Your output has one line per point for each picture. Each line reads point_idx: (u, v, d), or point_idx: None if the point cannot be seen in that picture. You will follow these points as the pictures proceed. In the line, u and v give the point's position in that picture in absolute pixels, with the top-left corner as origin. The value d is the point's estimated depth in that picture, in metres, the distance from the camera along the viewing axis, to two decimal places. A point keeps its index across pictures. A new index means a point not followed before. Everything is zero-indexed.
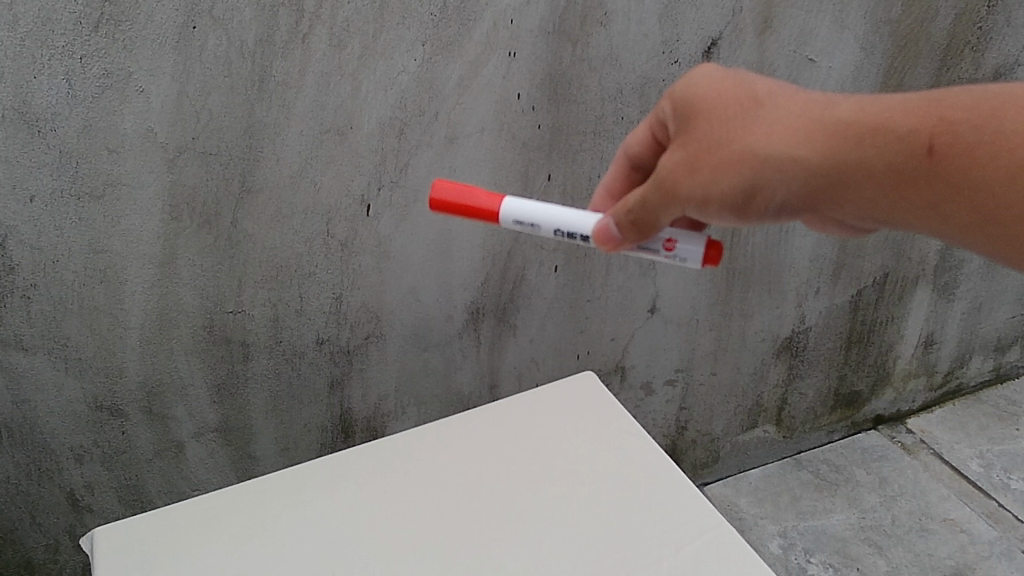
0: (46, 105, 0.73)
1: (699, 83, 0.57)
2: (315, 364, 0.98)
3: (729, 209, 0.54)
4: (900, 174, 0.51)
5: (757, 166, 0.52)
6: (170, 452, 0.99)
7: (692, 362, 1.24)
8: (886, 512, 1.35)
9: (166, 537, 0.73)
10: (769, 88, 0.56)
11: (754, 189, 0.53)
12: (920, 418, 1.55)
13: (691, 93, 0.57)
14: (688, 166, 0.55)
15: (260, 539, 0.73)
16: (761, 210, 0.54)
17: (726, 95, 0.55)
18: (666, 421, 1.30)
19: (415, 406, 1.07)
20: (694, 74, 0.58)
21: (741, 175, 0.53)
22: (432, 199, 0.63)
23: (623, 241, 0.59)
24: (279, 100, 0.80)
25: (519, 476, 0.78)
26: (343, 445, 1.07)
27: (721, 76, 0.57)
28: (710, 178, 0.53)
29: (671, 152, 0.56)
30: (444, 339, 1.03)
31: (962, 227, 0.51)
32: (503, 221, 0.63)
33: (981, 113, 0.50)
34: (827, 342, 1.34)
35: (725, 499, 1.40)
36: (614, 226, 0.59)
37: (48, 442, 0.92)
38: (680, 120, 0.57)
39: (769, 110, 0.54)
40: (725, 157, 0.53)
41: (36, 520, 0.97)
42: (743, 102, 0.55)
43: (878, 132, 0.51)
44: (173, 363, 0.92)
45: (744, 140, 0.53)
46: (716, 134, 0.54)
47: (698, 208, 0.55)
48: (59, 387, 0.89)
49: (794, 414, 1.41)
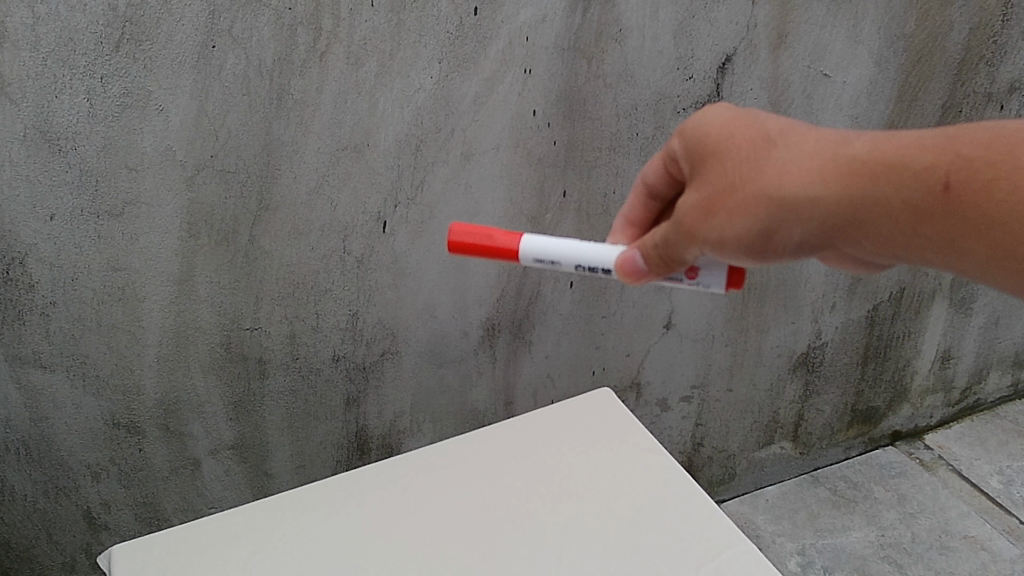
0: (66, 125, 0.74)
1: (710, 124, 0.57)
2: (331, 381, 0.98)
3: (747, 248, 0.54)
4: (917, 211, 0.50)
5: (772, 208, 0.52)
6: (186, 470, 0.99)
7: (708, 377, 1.23)
8: (906, 529, 1.34)
9: (184, 555, 0.73)
10: (782, 126, 0.55)
11: (769, 230, 0.53)
12: (938, 434, 1.53)
13: (703, 133, 0.57)
14: (704, 208, 0.55)
15: (278, 556, 0.73)
16: (779, 249, 0.54)
17: (738, 136, 0.55)
18: (682, 437, 1.29)
19: (431, 422, 1.07)
20: (706, 114, 0.58)
21: (757, 217, 0.53)
22: (451, 241, 0.63)
23: (649, 273, 0.59)
24: (297, 117, 0.80)
25: (537, 493, 0.77)
26: (359, 462, 1.07)
27: (733, 115, 0.57)
28: (726, 220, 0.54)
29: (687, 193, 0.56)
30: (459, 355, 1.03)
31: (982, 263, 0.50)
32: (522, 259, 0.63)
33: (998, 148, 0.49)
34: (844, 357, 1.33)
35: (742, 516, 1.39)
36: (639, 256, 0.59)
37: (66, 460, 0.92)
38: (694, 161, 0.57)
39: (781, 150, 0.53)
40: (740, 201, 0.53)
41: (53, 538, 0.97)
42: (755, 142, 0.54)
43: (893, 171, 0.50)
44: (190, 381, 0.92)
45: (758, 182, 0.53)
46: (730, 177, 0.54)
47: (716, 249, 0.55)
48: (77, 404, 0.89)
49: (810, 430, 1.40)
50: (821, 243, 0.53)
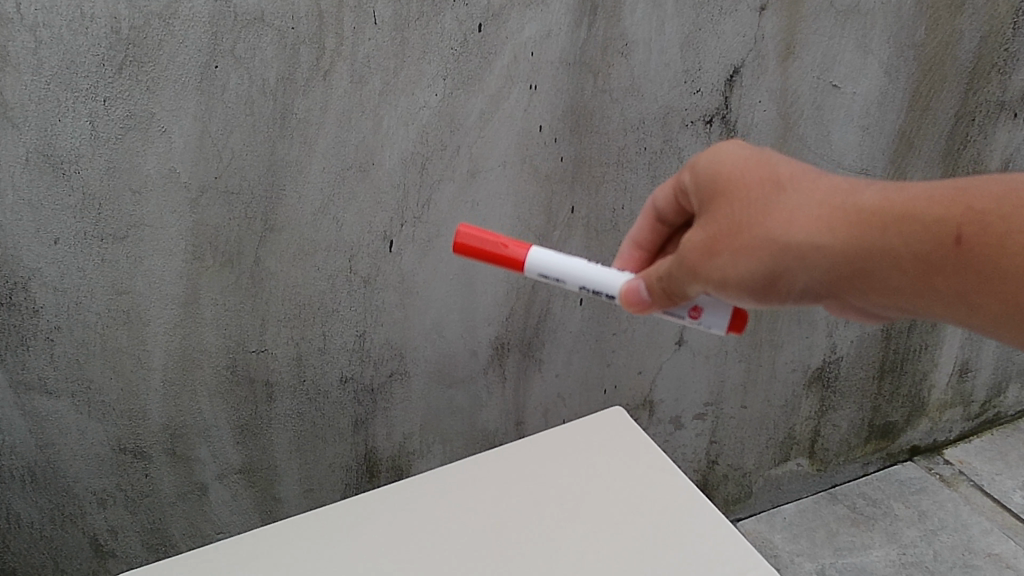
0: (69, 148, 0.73)
1: (722, 161, 0.56)
2: (339, 403, 0.97)
3: (749, 292, 0.53)
4: (926, 263, 0.48)
5: (778, 250, 0.51)
6: (193, 495, 0.97)
7: (721, 394, 1.21)
8: (928, 547, 1.31)
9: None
10: (792, 170, 0.54)
11: (774, 274, 0.51)
12: (957, 448, 1.50)
13: (713, 170, 0.56)
14: (709, 246, 0.54)
15: None
16: (783, 294, 0.52)
17: (748, 177, 0.54)
18: (696, 456, 1.27)
19: (441, 443, 1.06)
20: (719, 151, 0.57)
21: (760, 259, 0.51)
22: (456, 242, 0.61)
23: (652, 304, 0.58)
24: (301, 137, 0.79)
25: (547, 517, 0.75)
26: (368, 485, 1.06)
27: (745, 155, 0.56)
28: (730, 260, 0.52)
29: (694, 229, 0.55)
30: (468, 374, 1.02)
31: (994, 318, 0.48)
32: (528, 271, 0.61)
33: (1011, 200, 0.47)
34: (859, 371, 1.31)
35: (758, 536, 1.36)
36: (643, 287, 0.58)
37: (71, 486, 0.91)
38: (703, 198, 0.56)
39: (790, 192, 0.52)
40: (745, 241, 0.52)
41: (59, 566, 0.96)
42: (764, 184, 0.53)
43: (904, 222, 0.49)
44: (197, 404, 0.91)
45: (764, 225, 0.52)
46: (737, 217, 0.53)
47: (720, 289, 0.53)
48: (82, 430, 0.88)
49: (827, 446, 1.38)
50: (828, 289, 0.52)
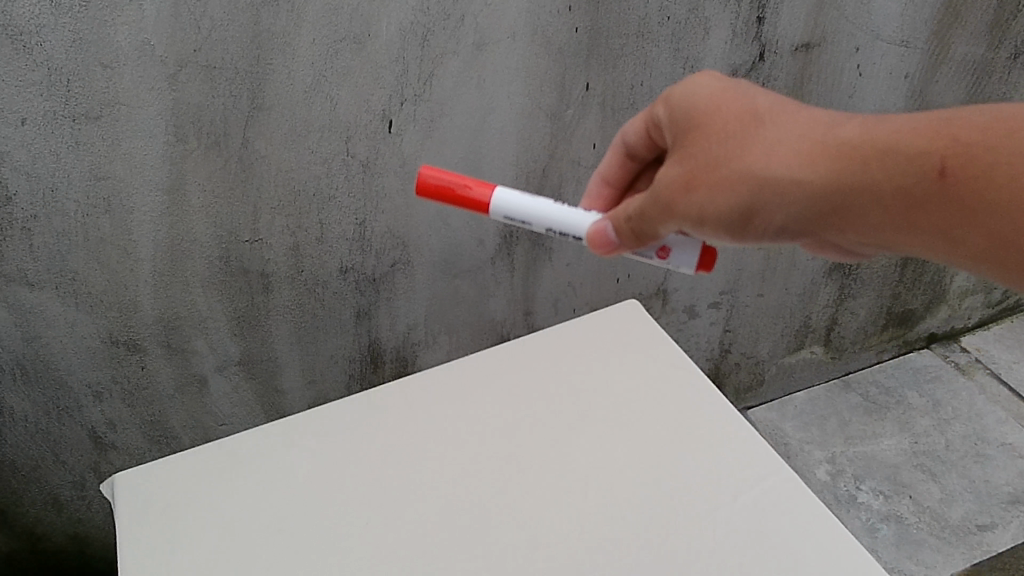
0: (28, 16, 0.65)
1: (699, 95, 0.57)
2: (339, 294, 0.92)
3: (726, 227, 0.54)
4: (908, 195, 0.49)
5: (754, 186, 0.52)
6: (192, 387, 0.94)
7: (738, 283, 1.17)
8: (940, 436, 1.30)
9: (185, 496, 0.71)
10: (770, 104, 0.54)
11: (750, 210, 0.52)
12: (975, 336, 1.47)
13: (689, 105, 0.57)
14: (685, 182, 0.54)
15: (292, 484, 0.71)
16: (760, 229, 0.53)
17: (724, 112, 0.55)
18: (710, 345, 1.24)
19: (447, 334, 1.02)
20: (693, 84, 0.58)
21: (738, 195, 0.52)
22: (419, 185, 0.62)
23: (621, 244, 0.60)
24: (287, 3, 0.71)
25: (559, 418, 0.74)
26: (373, 376, 1.03)
27: (719, 89, 0.56)
28: (708, 195, 0.53)
29: (669, 165, 0.56)
30: (475, 264, 0.97)
31: (975, 252, 0.49)
32: (493, 214, 0.62)
33: (995, 131, 0.48)
34: (882, 258, 1.25)
35: (769, 424, 1.35)
36: (612, 228, 0.59)
37: (65, 380, 0.88)
38: (678, 133, 0.57)
39: (768, 125, 0.53)
40: (723, 177, 0.53)
41: (60, 458, 0.94)
42: (742, 119, 0.54)
43: (883, 162, 0.49)
44: (189, 296, 0.87)
45: (742, 160, 0.52)
46: (714, 153, 0.53)
47: (697, 226, 0.55)
48: (71, 323, 0.84)
49: (843, 334, 1.34)
50: (805, 227, 0.53)
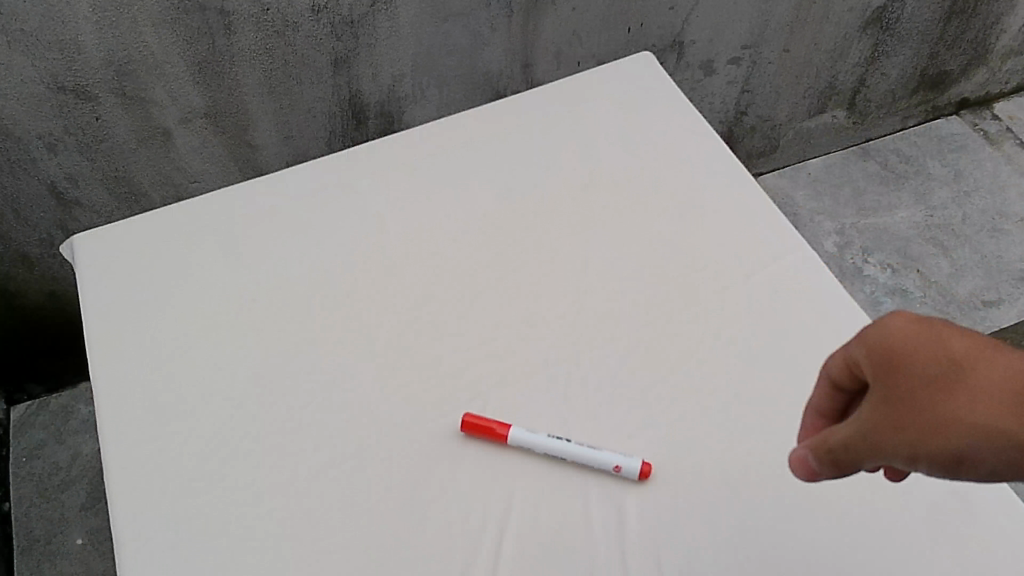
0: None
1: (898, 339, 0.43)
2: (313, 37, 0.83)
3: (940, 467, 0.42)
4: None
5: (970, 443, 0.40)
6: (157, 141, 0.87)
7: (763, 36, 1.06)
8: (957, 210, 1.24)
9: (153, 259, 0.72)
10: (985, 351, 0.41)
11: (960, 457, 0.41)
12: (1009, 103, 1.38)
13: (886, 351, 0.43)
14: (890, 423, 0.42)
15: (287, 256, 0.72)
16: (975, 472, 0.41)
17: (930, 368, 0.42)
18: (726, 105, 1.14)
19: (437, 88, 0.93)
20: (890, 323, 0.44)
21: (929, 456, 0.41)
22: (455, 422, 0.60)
23: (821, 471, 0.46)
24: None
25: (568, 192, 0.75)
26: (357, 135, 0.95)
27: (920, 334, 0.43)
28: (906, 453, 0.42)
29: (865, 409, 0.44)
30: (468, 7, 0.86)
31: None
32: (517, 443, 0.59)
33: None
34: (925, 12, 1.14)
35: (779, 192, 1.28)
36: (811, 457, 0.46)
37: (12, 129, 0.82)
38: (872, 382, 0.44)
39: (983, 380, 0.41)
40: (936, 448, 0.41)
41: (21, 213, 0.91)
42: (944, 376, 0.42)
43: (1005, 392, 0.40)
44: (139, 35, 0.77)
45: (954, 423, 0.41)
46: (926, 406, 0.42)
47: (909, 462, 0.42)
48: (8, 65, 0.76)
49: (870, 98, 1.25)
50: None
